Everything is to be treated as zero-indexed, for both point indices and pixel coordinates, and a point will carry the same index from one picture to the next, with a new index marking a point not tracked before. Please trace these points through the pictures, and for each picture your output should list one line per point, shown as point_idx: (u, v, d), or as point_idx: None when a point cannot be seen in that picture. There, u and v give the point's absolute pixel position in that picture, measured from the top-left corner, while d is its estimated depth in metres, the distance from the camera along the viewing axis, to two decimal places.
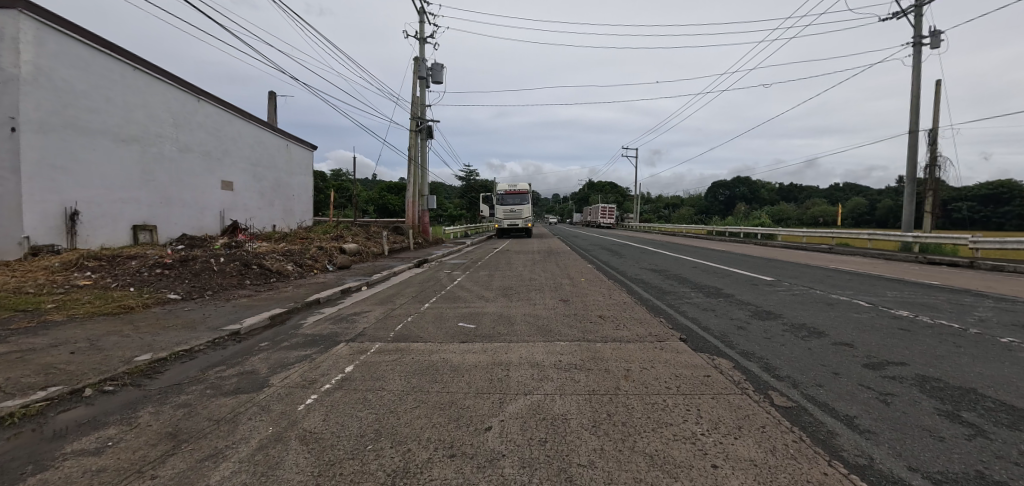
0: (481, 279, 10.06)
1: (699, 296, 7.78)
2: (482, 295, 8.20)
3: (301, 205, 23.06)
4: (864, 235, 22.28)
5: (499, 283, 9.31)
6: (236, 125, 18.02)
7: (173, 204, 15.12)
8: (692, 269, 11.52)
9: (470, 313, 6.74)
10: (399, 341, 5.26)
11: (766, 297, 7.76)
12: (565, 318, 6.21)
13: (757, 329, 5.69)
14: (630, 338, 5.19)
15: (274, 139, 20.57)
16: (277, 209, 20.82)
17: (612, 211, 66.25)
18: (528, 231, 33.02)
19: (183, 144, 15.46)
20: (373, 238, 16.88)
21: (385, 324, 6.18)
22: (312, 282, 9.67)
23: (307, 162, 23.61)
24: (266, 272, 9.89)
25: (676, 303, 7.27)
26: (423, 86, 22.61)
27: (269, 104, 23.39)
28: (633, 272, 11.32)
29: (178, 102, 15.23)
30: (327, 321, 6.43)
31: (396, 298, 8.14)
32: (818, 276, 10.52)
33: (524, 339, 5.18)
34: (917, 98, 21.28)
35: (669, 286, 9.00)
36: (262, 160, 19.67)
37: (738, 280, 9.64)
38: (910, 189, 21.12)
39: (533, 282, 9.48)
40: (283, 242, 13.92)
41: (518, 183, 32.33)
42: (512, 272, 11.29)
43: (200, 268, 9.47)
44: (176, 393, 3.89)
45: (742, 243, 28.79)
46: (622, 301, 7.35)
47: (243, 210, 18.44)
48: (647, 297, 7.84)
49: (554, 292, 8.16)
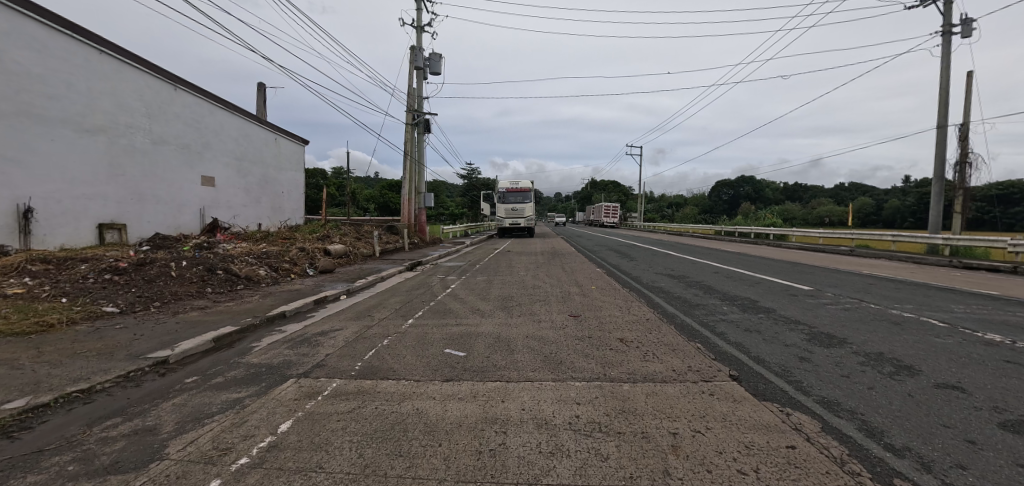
0: (477, 286, 8.85)
1: (735, 312, 6.53)
2: (476, 307, 6.96)
3: (291, 202, 21.85)
4: (887, 236, 20.93)
5: (497, 292, 8.09)
6: (217, 117, 16.81)
7: (146, 201, 13.92)
8: (716, 276, 10.24)
9: (460, 333, 5.53)
10: (364, 378, 4.03)
11: (815, 313, 6.48)
12: (576, 342, 4.99)
13: (826, 362, 4.44)
14: (666, 376, 3.95)
15: (262, 132, 19.39)
16: (264, 206, 19.60)
17: (615, 210, 64.97)
18: (530, 230, 31.77)
19: (157, 135, 14.29)
20: (364, 238, 15.67)
21: (353, 350, 4.96)
22: (283, 291, 8.45)
23: (298, 157, 22.41)
24: (233, 278, 8.69)
25: (709, 321, 6.02)
26: (419, 77, 21.32)
27: (257, 96, 22.19)
28: (649, 278, 10.05)
29: (152, 90, 14.06)
30: (284, 344, 5.24)
31: (376, 311, 6.93)
32: (862, 284, 9.22)
33: (528, 378, 3.93)
34: (946, 91, 19.79)
35: (695, 297, 7.73)
36: (247, 154, 18.44)
37: (773, 290, 8.35)
38: (937, 189, 19.75)
39: (537, 290, 8.25)
40: (263, 242, 12.71)
41: (519, 181, 31.04)
42: (513, 278, 10.06)
43: (155, 274, 8.27)
44: (22, 473, 2.69)
45: (755, 244, 27.51)
46: (645, 318, 6.11)
47: (226, 208, 17.24)
48: (672, 312, 6.60)
49: (562, 305, 6.93)
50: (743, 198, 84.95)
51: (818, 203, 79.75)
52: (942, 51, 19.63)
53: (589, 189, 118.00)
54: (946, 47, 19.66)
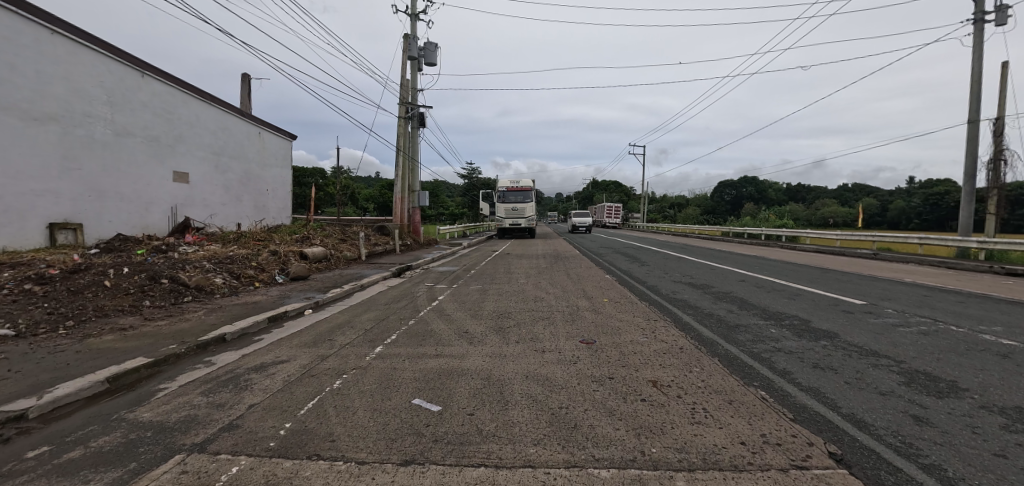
0: (469, 299, 7.52)
1: (789, 337, 5.19)
2: (465, 328, 5.65)
3: (277, 201, 20.51)
4: (913, 239, 19.56)
5: (491, 306, 6.78)
6: (192, 107, 15.47)
7: (108, 198, 12.58)
8: (744, 285, 8.92)
9: (439, 370, 4.19)
10: (282, 459, 2.69)
11: (891, 340, 5.13)
12: (594, 389, 3.66)
13: (958, 427, 3.08)
14: (737, 459, 2.61)
15: (243, 125, 18.04)
16: (246, 205, 18.24)
17: (618, 210, 63.70)
18: (531, 231, 30.49)
19: (121, 126, 12.95)
20: (350, 239, 14.33)
21: (289, 398, 3.63)
22: (238, 304, 7.11)
23: (284, 153, 21.08)
24: (181, 287, 7.36)
25: (761, 351, 4.69)
26: (414, 68, 19.95)
27: (242, 89, 20.92)
28: (668, 287, 8.73)
29: (114, 76, 12.74)
30: (199, 388, 3.89)
31: (341, 332, 5.61)
32: (919, 298, 7.87)
33: (528, 461, 2.59)
34: (980, 84, 18.23)
35: (730, 315, 6.39)
36: (226, 149, 17.09)
37: (821, 306, 6.99)
38: (968, 189, 18.29)
39: (539, 304, 6.92)
40: (234, 245, 11.41)
41: (520, 179, 29.72)
42: (511, 286, 8.74)
43: (84, 283, 6.94)
44: None
45: (767, 246, 26.23)
46: (679, 348, 4.77)
47: (202, 206, 15.88)
48: (709, 336, 5.27)
49: (571, 326, 5.62)
50: (746, 199, 83.82)
51: (822, 203, 78.35)
52: (975, 38, 18.01)
53: (590, 189, 116.76)
54: (980, 35, 18.07)
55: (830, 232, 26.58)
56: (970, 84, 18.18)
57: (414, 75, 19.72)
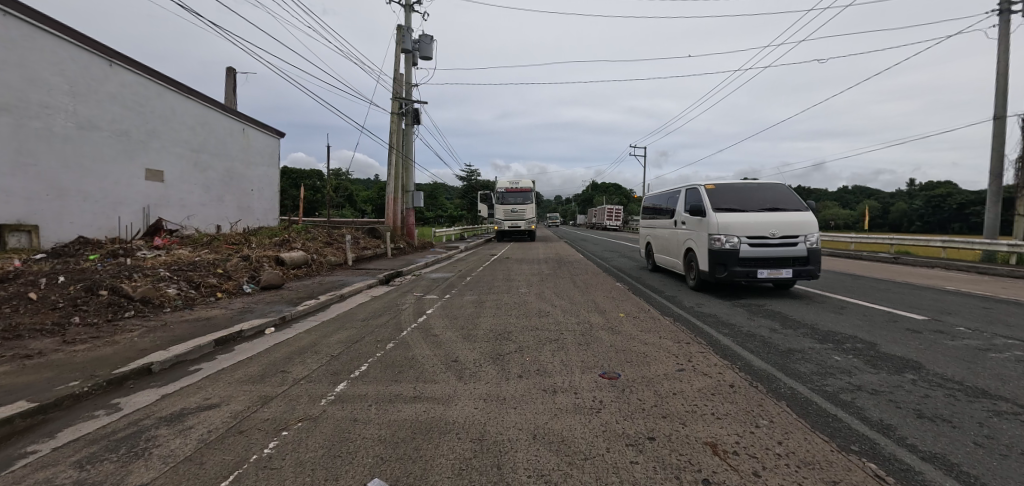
0: (462, 314, 6.42)
1: (864, 370, 4.09)
2: (454, 355, 4.54)
3: (263, 202, 19.37)
4: (936, 241, 18.40)
5: (488, 324, 5.69)
6: (167, 100, 14.34)
7: (70, 197, 11.42)
8: (777, 296, 7.83)
9: (413, 423, 3.09)
10: None
11: (997, 374, 4.02)
12: (631, 461, 2.55)
13: None
14: None
15: (225, 121, 16.90)
16: (228, 206, 17.09)
17: (618, 213, 63.01)
18: (531, 233, 29.45)
19: (87, 119, 11.83)
20: (336, 242, 13.21)
21: (193, 474, 2.53)
22: (188, 321, 6.01)
23: (271, 151, 19.94)
24: (123, 300, 6.25)
25: (838, 393, 3.60)
26: (407, 62, 18.87)
27: (227, 84, 19.82)
28: (690, 298, 7.65)
29: (77, 64, 11.59)
30: (78, 455, 2.80)
31: (300, 360, 4.50)
32: (985, 312, 6.76)
33: None
34: (1007, 78, 17.09)
35: (777, 335, 5.29)
36: (205, 145, 15.94)
37: (878, 323, 5.89)
38: (996, 189, 17.16)
39: (545, 322, 5.82)
40: (204, 249, 10.31)
41: (520, 179, 28.69)
42: (512, 297, 7.65)
43: (3, 295, 5.82)
44: None
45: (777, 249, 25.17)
46: (730, 387, 3.66)
47: (178, 206, 14.73)
48: (764, 368, 4.16)
49: (586, 353, 4.50)
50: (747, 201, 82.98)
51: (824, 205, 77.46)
52: (1003, 30, 16.93)
53: (590, 192, 115.98)
54: (1006, 26, 16.97)
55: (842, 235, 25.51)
56: (998, 78, 17.09)
57: (407, 69, 18.62)
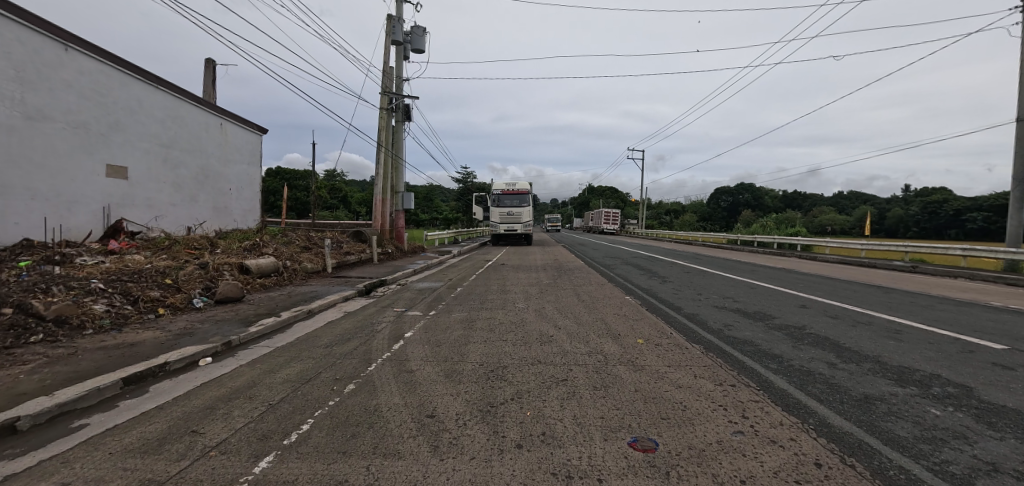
0: (448, 338, 5.30)
1: (988, 437, 2.99)
2: (431, 405, 3.41)
3: (241, 202, 18.10)
4: (955, 248, 17.39)
5: (479, 356, 4.56)
6: (132, 90, 13.11)
7: (14, 195, 10.11)
8: (814, 314, 6.78)
9: None
10: None
11: None
12: None
13: None
14: None
15: (199, 114, 15.68)
16: (202, 205, 15.84)
17: (616, 216, 62.13)
18: (528, 237, 28.33)
19: (37, 108, 10.56)
20: (316, 246, 12.03)
21: None
22: (107, 348, 4.84)
23: (252, 148, 18.70)
24: (27, 322, 5.04)
25: (976, 481, 2.50)
26: (398, 55, 17.78)
27: (206, 76, 18.56)
28: (716, 317, 6.55)
29: (26, 46, 10.36)
30: None
31: (224, 414, 3.36)
32: None
33: None
34: None
35: (841, 374, 4.21)
36: (176, 140, 14.71)
37: (958, 356, 4.80)
38: (1020, 193, 16.19)
39: (549, 352, 4.71)
40: (159, 255, 9.08)
41: (517, 181, 27.56)
42: (507, 316, 6.52)
43: None
44: None
45: (783, 255, 24.16)
46: (818, 469, 2.56)
47: (144, 206, 13.45)
48: (849, 431, 3.06)
49: (607, 404, 3.39)
50: (745, 206, 82.43)
51: (822, 211, 76.97)
52: None
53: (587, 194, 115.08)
54: None
55: (851, 241, 24.58)
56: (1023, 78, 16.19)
57: (398, 62, 17.53)
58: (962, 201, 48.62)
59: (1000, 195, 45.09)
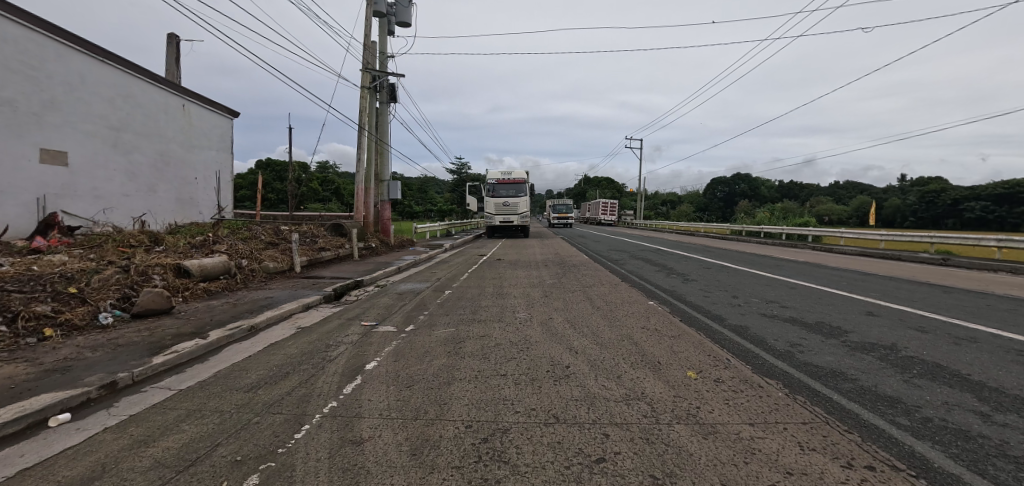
0: (424, 373, 3.81)
1: None
2: None
3: (208, 192, 16.34)
4: (989, 241, 16.00)
5: (466, 411, 3.04)
6: (72, 64, 11.32)
7: None
8: (895, 327, 5.34)
9: None
10: None
11: None
12: None
13: None
14: None
15: (156, 93, 13.84)
16: (162, 196, 14.10)
17: (613, 207, 60.78)
18: (524, 229, 26.86)
19: None
20: (283, 242, 10.44)
21: None
22: None
23: (220, 133, 16.86)
24: None
25: None
26: (381, 28, 16.02)
27: (167, 52, 16.69)
28: (777, 333, 5.08)
29: None
30: None
31: None
32: None
33: None
34: None
35: (1019, 440, 2.74)
36: (129, 122, 12.93)
37: None
38: None
39: (569, 399, 3.22)
40: (81, 254, 7.47)
41: (513, 170, 26.01)
42: (505, 332, 5.04)
43: None
44: None
45: (793, 247, 22.89)
46: None
47: (89, 197, 11.72)
48: None
49: None
50: (742, 196, 81.26)
51: (821, 201, 75.96)
52: None
53: (584, 185, 113.40)
54: None
55: (866, 232, 23.24)
56: None
57: (380, 37, 15.74)
58: (962, 189, 47.88)
59: (1001, 182, 44.44)
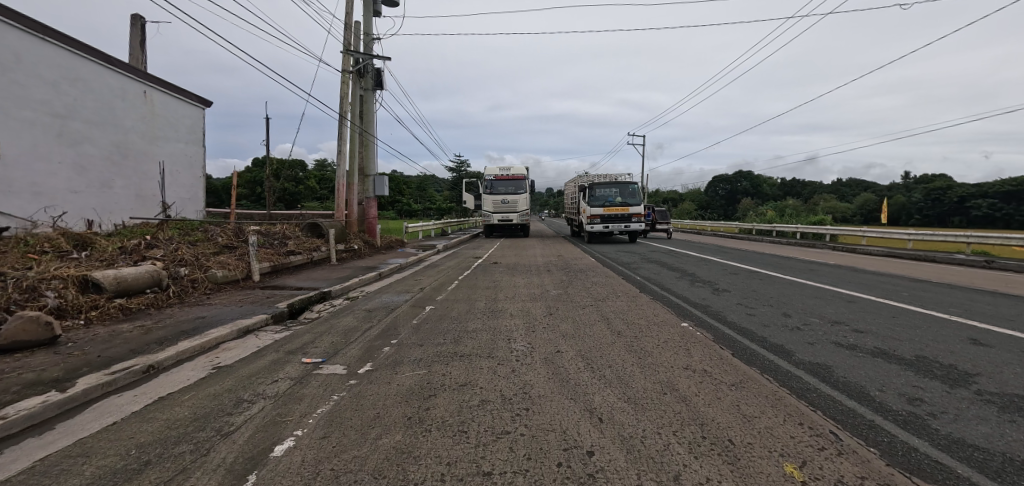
0: (360, 468, 2.34)
1: None
2: None
3: (174, 189, 14.83)
4: None
5: None
6: (6, 41, 9.90)
7: None
8: None
9: None
10: None
11: None
12: None
13: None
14: None
15: (110, 77, 12.38)
16: (117, 193, 12.61)
17: None
18: (524, 228, 25.42)
19: None
20: (244, 245, 8.97)
21: None
22: None
23: (188, 123, 15.35)
24: None
25: None
26: (367, 8, 14.54)
27: (130, 36, 15.20)
28: (877, 378, 3.61)
29: None
30: None
31: None
32: None
33: None
34: None
35: None
36: (79, 109, 11.49)
37: None
38: None
39: None
40: None
41: (512, 166, 24.62)
42: (497, 378, 3.58)
43: None
44: None
45: (810, 246, 21.44)
46: None
47: (26, 193, 10.28)
48: None
49: None
50: (745, 194, 79.77)
51: (826, 198, 74.41)
52: None
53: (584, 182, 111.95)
54: None
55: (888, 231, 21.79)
56: None
57: (364, 18, 14.27)
58: (967, 187, 46.45)
59: (1009, 180, 43.05)
